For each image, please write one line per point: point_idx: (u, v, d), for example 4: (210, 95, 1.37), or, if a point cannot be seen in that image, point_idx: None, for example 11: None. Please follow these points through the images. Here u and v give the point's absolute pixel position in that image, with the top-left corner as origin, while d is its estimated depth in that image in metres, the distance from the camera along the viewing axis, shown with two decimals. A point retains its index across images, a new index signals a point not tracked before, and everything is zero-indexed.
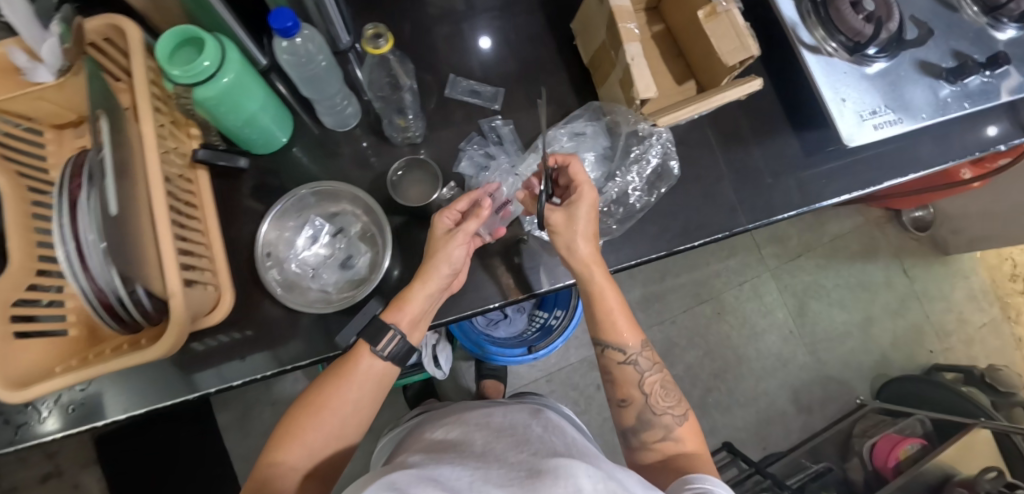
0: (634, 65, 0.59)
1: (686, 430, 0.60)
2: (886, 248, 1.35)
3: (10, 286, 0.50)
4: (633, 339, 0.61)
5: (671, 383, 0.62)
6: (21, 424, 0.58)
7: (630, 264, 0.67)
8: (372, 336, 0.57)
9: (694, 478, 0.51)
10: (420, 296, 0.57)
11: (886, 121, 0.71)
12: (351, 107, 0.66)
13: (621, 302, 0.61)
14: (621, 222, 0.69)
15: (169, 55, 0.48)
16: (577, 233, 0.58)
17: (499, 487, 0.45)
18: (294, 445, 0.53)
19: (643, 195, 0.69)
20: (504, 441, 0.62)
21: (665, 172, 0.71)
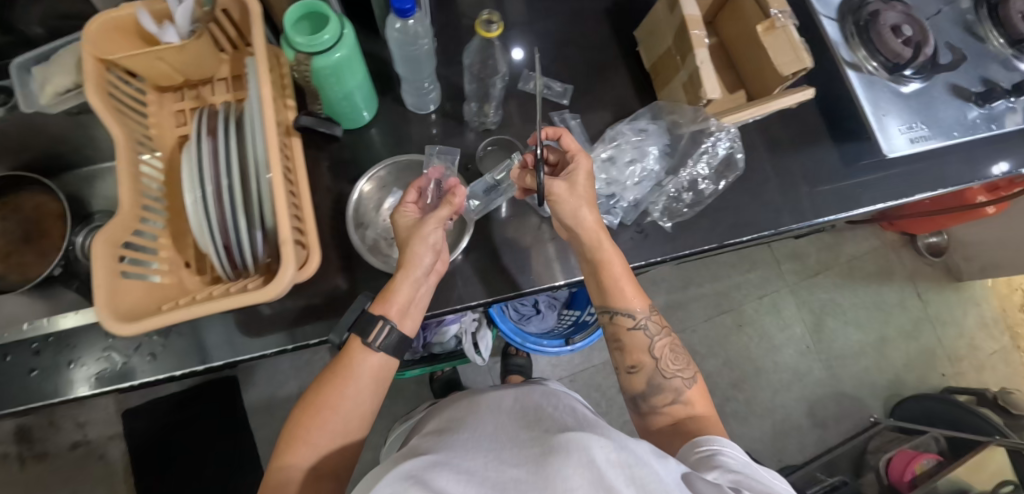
0: (702, 68, 0.64)
1: (695, 392, 0.63)
2: (900, 271, 1.42)
3: (121, 227, 0.53)
4: (640, 304, 0.64)
5: (679, 347, 0.65)
6: (57, 379, 0.63)
7: (698, 249, 0.71)
8: (362, 329, 0.57)
9: (704, 439, 0.55)
10: (406, 283, 0.59)
11: (921, 135, 0.76)
12: (434, 92, 0.70)
13: (626, 271, 0.64)
14: (691, 206, 0.72)
15: (292, 26, 0.53)
16: (580, 199, 0.62)
17: (513, 467, 0.43)
18: (300, 446, 0.53)
19: (712, 183, 0.73)
20: (520, 415, 0.61)
21: (732, 160, 0.73)
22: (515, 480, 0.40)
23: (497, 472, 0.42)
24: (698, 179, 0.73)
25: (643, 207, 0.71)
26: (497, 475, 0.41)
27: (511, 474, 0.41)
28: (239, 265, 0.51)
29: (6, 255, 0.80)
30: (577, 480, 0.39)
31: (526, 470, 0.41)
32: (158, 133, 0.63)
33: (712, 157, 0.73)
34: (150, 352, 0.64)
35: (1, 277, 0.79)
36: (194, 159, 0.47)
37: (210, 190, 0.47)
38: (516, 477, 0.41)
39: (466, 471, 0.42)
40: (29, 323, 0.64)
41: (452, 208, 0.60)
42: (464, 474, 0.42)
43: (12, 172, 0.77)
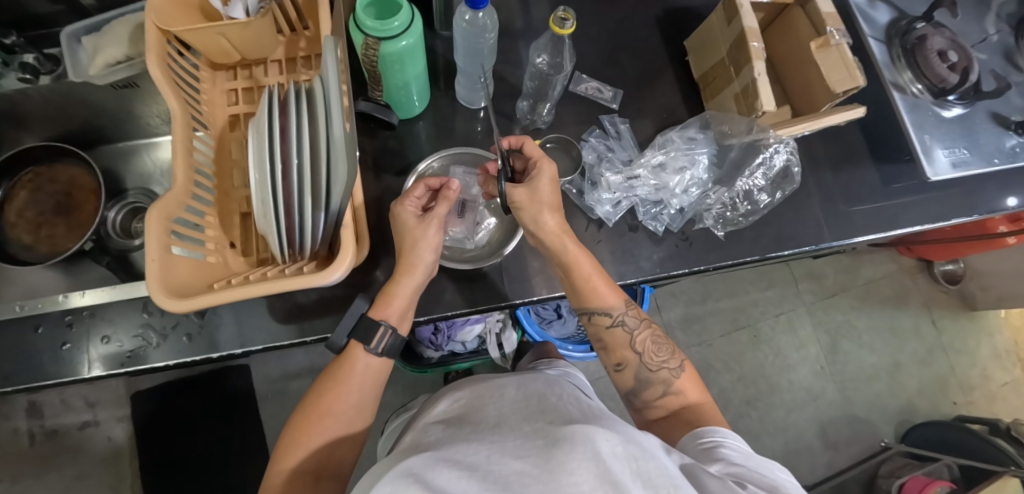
0: (760, 80, 0.64)
1: (684, 380, 0.61)
2: (916, 297, 1.42)
3: (174, 201, 0.52)
4: (616, 302, 0.62)
5: (661, 337, 0.63)
6: (70, 359, 0.61)
7: (748, 259, 0.71)
8: (363, 336, 0.56)
9: (705, 431, 0.54)
10: (407, 288, 0.57)
11: (963, 160, 0.76)
12: (488, 88, 0.70)
13: (597, 268, 0.61)
14: (748, 215, 0.72)
15: (363, 11, 0.53)
16: (543, 202, 0.58)
17: (514, 460, 0.41)
18: (298, 451, 0.52)
19: (770, 195, 0.73)
20: (525, 404, 0.59)
21: (788, 171, 0.74)
22: (519, 474, 0.39)
23: (499, 465, 0.41)
24: (754, 190, 0.73)
25: (692, 215, 0.71)
26: (500, 469, 0.40)
27: (513, 468, 0.40)
28: (295, 248, 0.51)
29: (37, 227, 0.79)
30: (582, 474, 0.38)
31: (529, 463, 0.40)
32: (209, 110, 0.62)
33: (766, 170, 0.73)
34: (187, 332, 0.62)
35: (29, 247, 0.77)
36: (263, 137, 0.47)
37: (278, 169, 0.47)
38: (517, 471, 0.39)
39: (467, 466, 0.41)
40: (63, 296, 0.62)
41: (447, 205, 0.58)
42: (464, 469, 0.40)
43: (47, 143, 0.76)
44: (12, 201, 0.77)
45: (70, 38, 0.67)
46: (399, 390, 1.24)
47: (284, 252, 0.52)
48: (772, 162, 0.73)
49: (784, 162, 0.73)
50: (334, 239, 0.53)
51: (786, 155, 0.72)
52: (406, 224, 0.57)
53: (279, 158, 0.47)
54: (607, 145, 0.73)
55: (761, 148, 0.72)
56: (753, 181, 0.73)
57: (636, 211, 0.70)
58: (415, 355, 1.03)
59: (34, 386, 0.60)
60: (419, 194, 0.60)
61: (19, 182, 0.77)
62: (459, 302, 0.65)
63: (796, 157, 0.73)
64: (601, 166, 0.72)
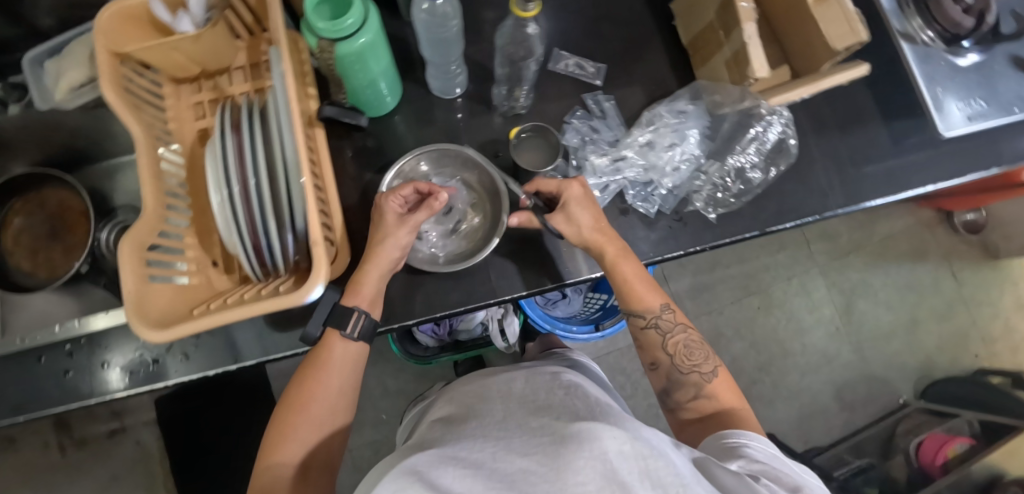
0: (750, 45, 0.59)
1: (718, 385, 0.58)
2: (936, 249, 1.37)
3: (145, 229, 0.51)
4: (653, 304, 0.61)
5: (696, 342, 0.60)
6: (71, 386, 0.62)
7: (745, 235, 0.67)
8: (338, 321, 0.56)
9: (732, 431, 0.52)
10: (373, 274, 0.57)
11: (981, 113, 0.71)
12: (461, 76, 0.67)
13: (636, 270, 0.60)
14: (739, 196, 0.69)
15: (314, 11, 0.50)
16: (580, 225, 0.59)
17: (521, 458, 0.41)
18: (286, 441, 0.52)
19: (763, 172, 0.69)
20: (525, 402, 0.58)
21: (784, 145, 0.70)
22: (524, 471, 0.38)
23: (503, 463, 0.40)
24: (747, 167, 0.69)
25: (683, 195, 0.68)
26: (505, 466, 0.40)
27: (518, 465, 0.39)
28: (269, 266, 0.50)
29: (35, 252, 0.79)
30: (588, 474, 0.36)
31: (535, 462, 0.39)
32: (177, 127, 0.61)
33: (760, 144, 0.69)
34: (182, 352, 0.63)
35: (29, 273, 0.78)
36: (218, 159, 0.47)
37: (238, 190, 0.46)
38: (522, 468, 0.39)
39: (473, 464, 0.40)
40: (59, 326, 0.63)
41: (429, 214, 0.57)
42: (470, 467, 0.40)
43: (34, 168, 0.76)
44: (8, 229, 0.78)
45: (32, 62, 0.65)
46: (411, 378, 1.26)
47: (258, 271, 0.51)
48: (765, 136, 0.70)
49: (779, 136, 0.70)
50: (308, 256, 0.51)
51: (782, 128, 0.69)
52: (385, 220, 0.57)
53: (237, 178, 0.46)
54: (592, 126, 0.69)
55: (755, 117, 0.69)
56: (747, 157, 0.70)
57: (625, 195, 0.67)
58: (419, 347, 1.03)
59: (41, 415, 0.61)
60: (404, 193, 0.58)
61: (12, 209, 0.78)
62: (447, 302, 0.64)
63: (792, 130, 0.69)
64: (587, 148, 0.68)
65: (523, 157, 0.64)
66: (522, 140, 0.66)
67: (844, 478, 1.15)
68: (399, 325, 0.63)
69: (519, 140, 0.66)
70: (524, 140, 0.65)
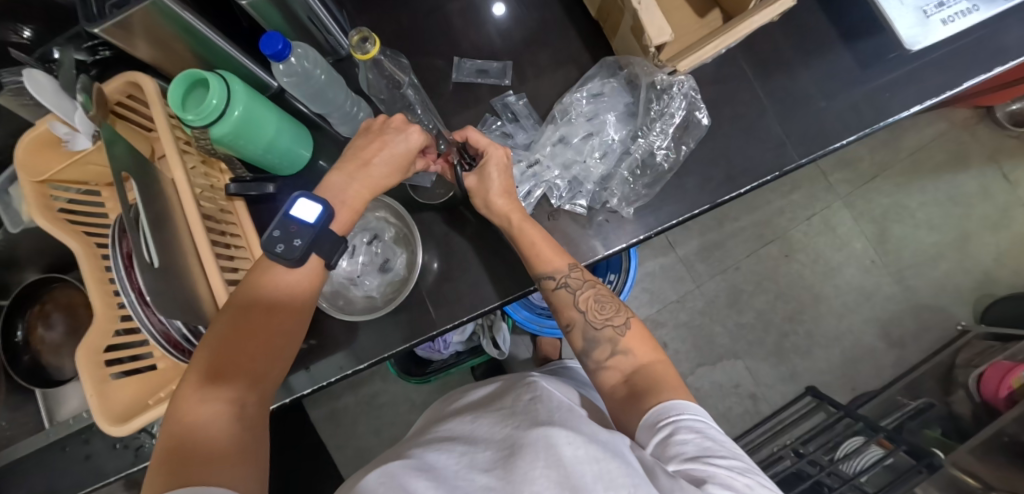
0: (642, 10, 0.53)
1: (633, 339, 0.53)
2: (978, 152, 1.21)
3: (99, 334, 0.56)
4: (560, 263, 0.56)
5: (608, 296, 0.56)
6: (92, 470, 0.69)
7: (670, 222, 0.64)
8: (327, 252, 0.51)
9: (662, 409, 0.44)
10: (361, 190, 0.54)
11: (957, 12, 0.60)
12: (363, 112, 0.65)
13: (543, 235, 0.57)
14: (650, 185, 0.64)
15: (182, 103, 0.51)
16: (490, 190, 0.58)
17: (481, 474, 0.38)
18: (224, 367, 0.45)
19: (671, 152, 0.64)
20: (486, 406, 0.54)
21: (692, 119, 0.65)
22: (483, 487, 0.36)
23: (466, 479, 0.38)
24: (655, 148, 0.65)
25: (606, 186, 0.65)
26: (467, 482, 0.38)
27: (479, 484, 0.37)
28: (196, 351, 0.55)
29: (58, 350, 0.87)
30: (542, 483, 0.35)
31: (495, 475, 0.37)
32: None
33: (667, 124, 0.65)
34: None
35: (60, 366, 0.86)
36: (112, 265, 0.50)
37: (136, 298, 0.48)
38: (483, 487, 0.36)
39: (436, 477, 0.38)
40: (73, 418, 0.71)
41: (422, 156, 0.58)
42: (433, 480, 0.38)
43: (41, 276, 0.86)
44: (33, 335, 0.86)
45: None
46: (434, 388, 1.30)
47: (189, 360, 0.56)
48: (670, 112, 0.65)
49: (685, 110, 0.65)
50: None
51: (686, 101, 0.64)
52: (393, 143, 0.55)
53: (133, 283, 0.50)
54: (505, 131, 0.67)
55: (655, 90, 0.65)
56: (657, 136, 0.65)
57: (548, 198, 0.64)
58: (421, 364, 1.06)
59: None
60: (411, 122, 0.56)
61: (31, 317, 0.86)
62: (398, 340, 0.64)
63: (698, 99, 0.64)
64: None
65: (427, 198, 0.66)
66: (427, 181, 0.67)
67: (896, 425, 1.07)
68: (353, 371, 0.64)
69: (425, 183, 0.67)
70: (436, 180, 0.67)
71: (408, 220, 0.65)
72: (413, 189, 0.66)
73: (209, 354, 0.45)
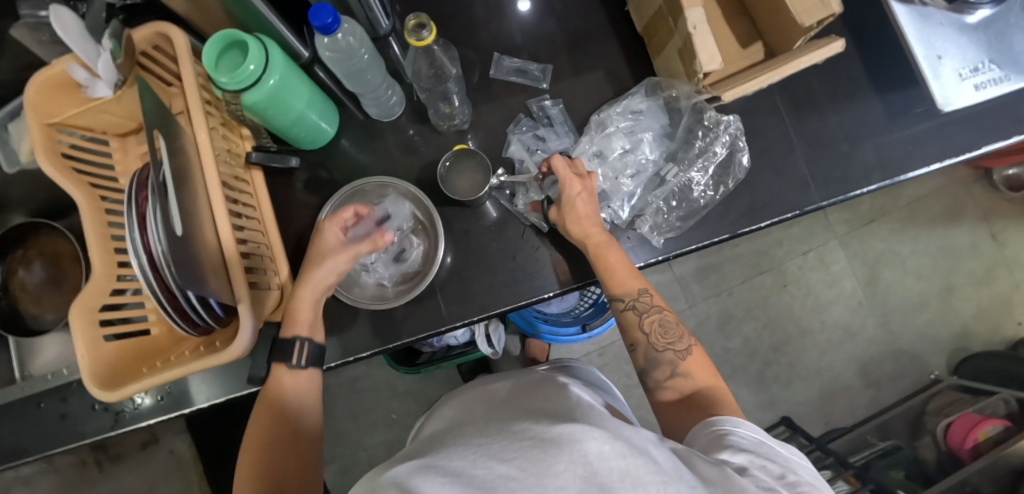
0: (696, 34, 0.53)
1: (692, 363, 0.53)
2: (972, 210, 1.25)
3: (95, 292, 0.54)
4: (632, 286, 0.57)
5: (673, 321, 0.56)
6: (71, 428, 0.67)
7: (691, 249, 0.63)
8: (280, 354, 0.53)
9: (716, 419, 0.46)
10: (308, 301, 0.55)
11: (989, 79, 0.62)
12: (396, 96, 0.64)
13: (620, 257, 0.58)
14: (683, 218, 0.64)
15: (217, 65, 0.49)
16: (570, 214, 0.58)
17: (500, 463, 0.38)
18: (255, 462, 0.48)
19: (708, 191, 0.65)
20: (509, 405, 0.53)
21: (734, 158, 0.65)
22: (503, 478, 0.36)
23: (484, 470, 0.38)
24: (692, 184, 0.66)
25: (637, 212, 0.65)
26: (485, 474, 0.37)
27: (499, 473, 0.37)
28: (201, 323, 0.51)
29: (39, 298, 0.83)
30: (568, 477, 0.35)
31: (515, 466, 0.37)
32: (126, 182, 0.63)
33: (708, 160, 0.66)
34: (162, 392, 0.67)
35: (37, 315, 0.83)
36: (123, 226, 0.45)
37: (148, 261, 0.44)
38: (504, 477, 0.36)
39: (451, 471, 0.38)
40: (51, 373, 0.67)
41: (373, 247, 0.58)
42: (448, 476, 0.37)
43: (27, 219, 0.81)
44: (13, 279, 0.82)
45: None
46: (417, 378, 1.29)
47: (193, 332, 0.52)
48: (712, 151, 0.66)
49: (728, 147, 0.65)
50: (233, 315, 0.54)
51: (730, 140, 0.65)
52: (327, 245, 0.57)
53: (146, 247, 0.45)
54: (539, 134, 0.67)
55: (704, 123, 0.66)
56: (697, 173, 0.66)
57: None
58: (412, 354, 1.05)
59: (44, 453, 0.66)
60: (346, 216, 0.59)
61: (14, 260, 0.82)
62: (402, 334, 0.62)
63: (743, 139, 0.65)
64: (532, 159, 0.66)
65: (454, 190, 0.64)
66: (450, 170, 0.65)
67: (863, 463, 1.09)
68: (354, 359, 0.62)
69: (447, 170, 0.66)
70: (453, 167, 0.65)
71: (430, 210, 0.64)
72: (441, 180, 0.65)
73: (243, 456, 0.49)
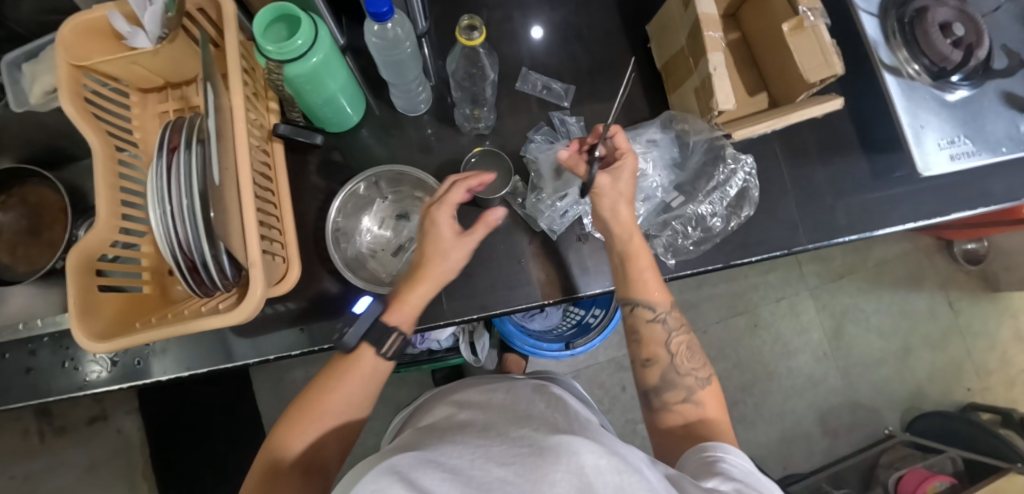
0: (715, 75, 0.58)
1: (708, 393, 0.57)
2: (932, 277, 1.34)
3: (95, 241, 0.53)
4: (664, 299, 0.59)
5: (697, 346, 0.60)
6: (38, 383, 0.64)
7: (683, 273, 0.66)
8: (376, 340, 0.55)
9: (708, 445, 0.49)
10: (421, 295, 0.57)
11: (964, 152, 0.68)
12: (425, 93, 0.67)
13: (653, 267, 0.60)
14: (697, 243, 0.68)
15: (265, 31, 0.50)
16: (621, 193, 0.60)
17: (499, 467, 0.37)
18: (295, 441, 0.51)
19: (724, 220, 0.68)
20: (508, 412, 0.53)
21: (747, 191, 0.69)
22: (500, 481, 0.35)
23: (481, 471, 0.37)
24: (707, 215, 0.69)
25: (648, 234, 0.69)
26: (483, 475, 0.36)
27: (495, 476, 0.35)
28: (206, 285, 0.51)
29: (13, 247, 0.79)
30: (564, 487, 0.33)
31: (512, 471, 0.36)
32: (141, 137, 0.62)
33: (722, 194, 0.70)
34: (138, 357, 0.64)
35: (8, 267, 0.79)
36: (156, 175, 0.47)
37: (177, 209, 0.46)
38: (500, 480, 0.35)
39: (449, 469, 0.37)
40: (22, 324, 0.64)
41: (485, 229, 0.58)
42: (447, 473, 0.36)
43: (15, 165, 0.78)
44: None
45: (10, 66, 0.67)
46: (388, 381, 1.27)
47: (197, 291, 0.51)
48: (727, 184, 0.70)
49: (742, 183, 0.69)
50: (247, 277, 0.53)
51: (745, 178, 0.69)
52: (442, 236, 0.57)
53: (173, 199, 0.47)
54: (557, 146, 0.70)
55: (723, 159, 0.70)
56: (711, 204, 0.70)
57: (582, 222, 0.67)
58: None
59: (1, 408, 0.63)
60: (454, 202, 0.58)
61: None
62: None
63: (754, 179, 0.69)
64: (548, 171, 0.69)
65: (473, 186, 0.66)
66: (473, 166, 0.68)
67: None
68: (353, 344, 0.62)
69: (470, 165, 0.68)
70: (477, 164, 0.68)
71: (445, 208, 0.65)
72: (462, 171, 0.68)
73: (282, 433, 0.52)
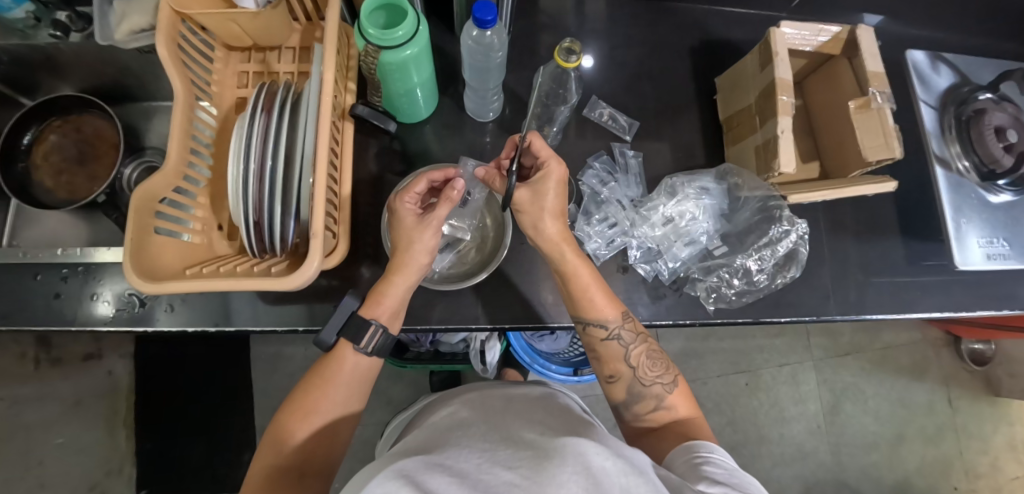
0: (782, 138, 0.60)
1: (678, 396, 0.58)
2: (935, 371, 1.36)
3: (162, 182, 0.53)
4: (612, 313, 0.59)
5: (658, 353, 0.59)
6: (63, 312, 0.64)
7: (716, 321, 0.67)
8: (354, 334, 0.55)
9: (694, 445, 0.49)
10: (400, 288, 0.57)
11: (1000, 253, 0.70)
12: (497, 103, 0.69)
13: (596, 280, 0.59)
14: (739, 294, 0.69)
15: (367, 17, 0.52)
16: (543, 207, 0.57)
17: (505, 470, 0.36)
18: (282, 448, 0.50)
19: (769, 277, 0.70)
20: (510, 416, 0.53)
21: (795, 253, 0.71)
22: (507, 485, 0.34)
23: (489, 474, 0.36)
24: (752, 269, 0.71)
25: (689, 277, 0.69)
26: (489, 479, 0.36)
27: (503, 479, 0.35)
28: (266, 246, 0.52)
29: (58, 172, 0.80)
30: (570, 488, 0.33)
31: (519, 474, 0.35)
32: (218, 90, 0.63)
33: (772, 252, 0.71)
34: (166, 304, 0.64)
35: (47, 190, 0.79)
36: (245, 132, 0.49)
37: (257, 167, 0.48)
38: (507, 483, 0.34)
39: (457, 473, 0.37)
40: (61, 250, 0.64)
41: (449, 206, 0.57)
42: (454, 476, 0.36)
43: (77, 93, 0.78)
44: (42, 144, 0.78)
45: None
46: (385, 374, 1.27)
47: (255, 249, 0.52)
48: (776, 244, 0.71)
49: (791, 245, 0.71)
50: (305, 241, 0.54)
51: (794, 241, 0.71)
52: (405, 221, 0.58)
53: (257, 156, 0.49)
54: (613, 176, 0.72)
55: (776, 220, 0.71)
56: (758, 259, 0.71)
57: (626, 254, 0.68)
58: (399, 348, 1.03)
59: (21, 328, 0.63)
60: (419, 190, 0.59)
61: (49, 126, 0.79)
62: (430, 318, 0.64)
63: (804, 242, 0.71)
64: (599, 198, 0.71)
65: None
66: None
67: None
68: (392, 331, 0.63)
69: None
70: None
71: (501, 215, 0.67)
72: None
73: (267, 445, 0.51)
